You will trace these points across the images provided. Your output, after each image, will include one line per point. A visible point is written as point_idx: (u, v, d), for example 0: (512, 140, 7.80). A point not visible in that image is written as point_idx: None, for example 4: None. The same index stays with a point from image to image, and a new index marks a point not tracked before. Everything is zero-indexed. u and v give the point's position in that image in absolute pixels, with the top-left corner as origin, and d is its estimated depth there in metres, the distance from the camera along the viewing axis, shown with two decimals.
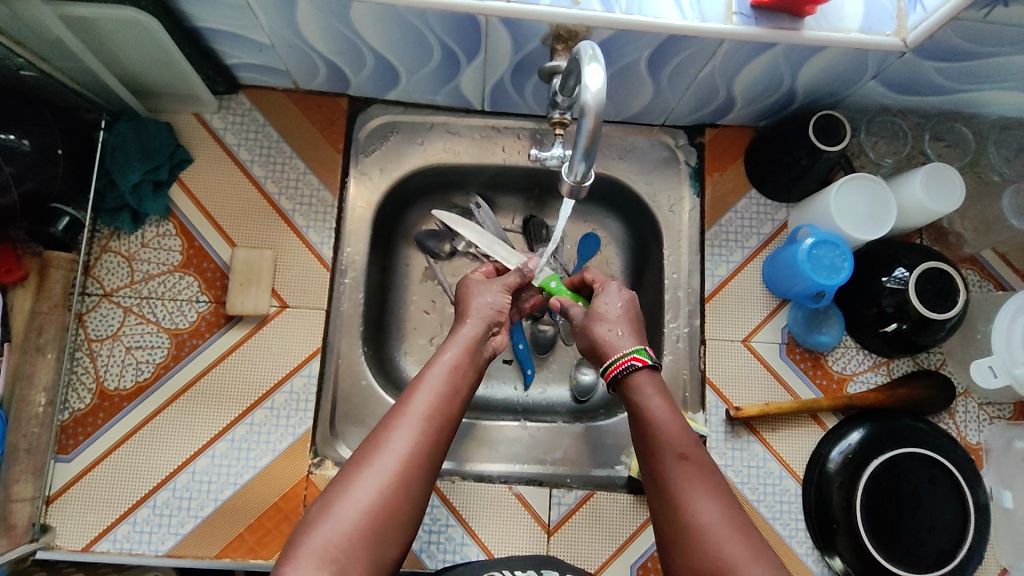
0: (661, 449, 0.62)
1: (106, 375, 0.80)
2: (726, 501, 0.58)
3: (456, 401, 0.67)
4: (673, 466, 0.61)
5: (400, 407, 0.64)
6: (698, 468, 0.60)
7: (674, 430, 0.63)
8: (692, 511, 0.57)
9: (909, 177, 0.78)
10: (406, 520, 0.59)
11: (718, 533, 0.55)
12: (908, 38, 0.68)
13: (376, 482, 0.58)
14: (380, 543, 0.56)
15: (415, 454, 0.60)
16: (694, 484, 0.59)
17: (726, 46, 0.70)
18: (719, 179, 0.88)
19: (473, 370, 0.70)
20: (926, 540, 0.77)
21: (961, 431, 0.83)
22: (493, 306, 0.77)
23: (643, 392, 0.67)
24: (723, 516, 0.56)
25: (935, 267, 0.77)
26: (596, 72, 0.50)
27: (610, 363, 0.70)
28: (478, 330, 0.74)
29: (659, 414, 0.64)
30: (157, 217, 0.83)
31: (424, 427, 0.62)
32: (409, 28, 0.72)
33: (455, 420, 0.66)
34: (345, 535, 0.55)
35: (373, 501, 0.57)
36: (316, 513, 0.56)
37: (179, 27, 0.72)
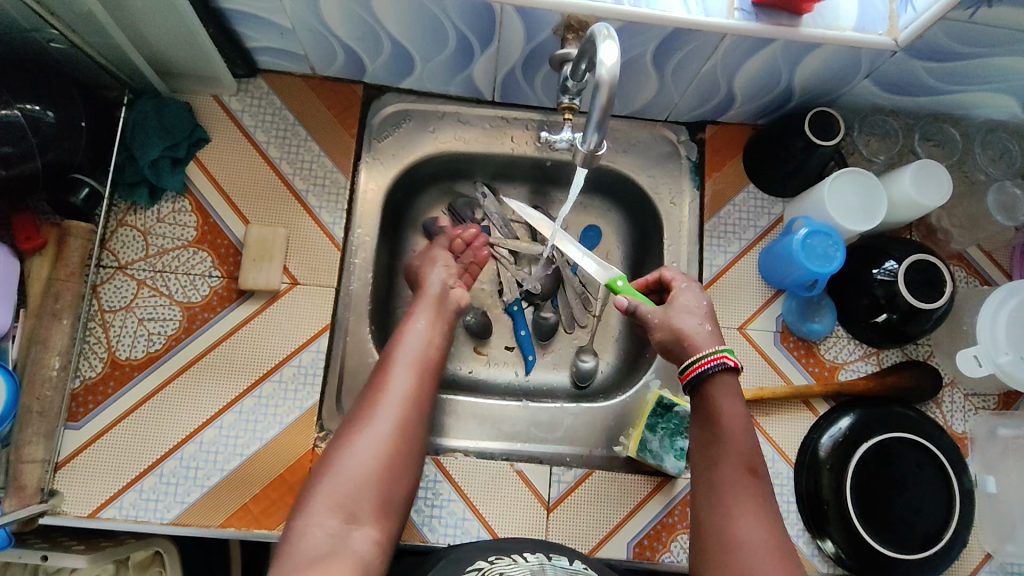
0: (731, 455, 0.67)
1: (117, 345, 0.82)
2: (773, 518, 0.63)
3: (433, 355, 0.73)
4: (734, 476, 0.65)
5: (386, 363, 0.71)
6: (754, 486, 0.65)
7: (741, 443, 0.67)
8: (740, 526, 0.62)
9: (899, 172, 0.82)
10: (409, 463, 0.66)
11: (760, 554, 0.60)
12: (899, 37, 0.72)
13: (373, 431, 0.64)
14: (389, 484, 0.63)
15: (404, 401, 0.68)
16: (746, 502, 0.63)
17: (727, 42, 0.74)
18: (719, 173, 0.92)
19: (442, 321, 0.76)
20: (913, 523, 0.79)
21: (947, 420, 0.86)
22: (444, 269, 0.82)
23: (722, 394, 0.70)
24: (768, 537, 0.61)
25: (923, 259, 0.81)
26: (610, 48, 0.54)
27: (694, 361, 0.70)
28: (439, 287, 0.80)
29: (732, 419, 0.68)
30: (174, 194, 0.85)
31: (409, 378, 0.69)
32: (427, 14, 0.75)
33: (436, 369, 0.73)
34: (351, 485, 0.61)
35: (375, 450, 0.63)
36: (321, 467, 0.63)
37: (206, 8, 0.75)
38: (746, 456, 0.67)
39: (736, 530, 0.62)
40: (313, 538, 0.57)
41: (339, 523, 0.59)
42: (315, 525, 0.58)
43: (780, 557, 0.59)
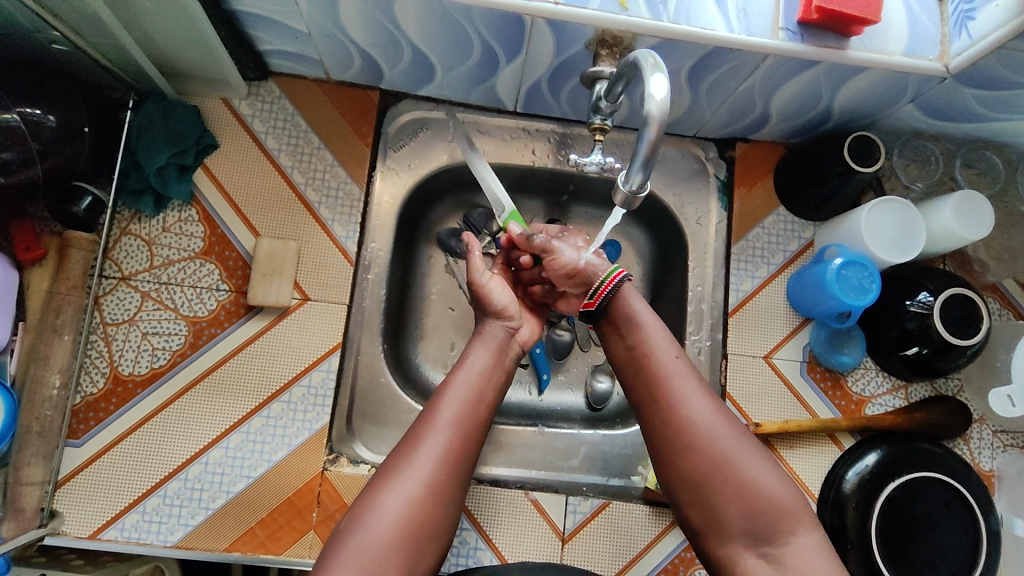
0: (654, 351, 0.68)
1: (120, 360, 0.79)
2: (712, 393, 0.65)
3: (484, 403, 0.66)
4: (667, 362, 0.67)
5: (428, 410, 0.64)
6: (683, 369, 0.67)
7: (663, 337, 0.69)
8: (688, 408, 0.63)
9: (939, 202, 0.79)
10: (441, 523, 0.60)
11: (714, 427, 0.62)
12: (951, 64, 0.68)
13: (406, 489, 0.58)
14: (417, 545, 0.57)
15: (447, 458, 0.61)
16: (684, 382, 0.65)
17: (769, 62, 0.70)
18: (747, 193, 0.88)
19: (499, 373, 0.70)
20: (938, 564, 0.77)
21: (975, 457, 0.84)
22: (501, 305, 0.76)
23: (629, 299, 0.73)
24: (717, 411, 0.64)
25: (961, 293, 0.77)
26: (661, 81, 0.50)
27: (602, 281, 0.73)
28: (502, 332, 0.74)
29: (646, 319, 0.70)
30: (180, 202, 0.82)
31: (454, 432, 0.62)
32: (452, 24, 0.71)
33: (484, 421, 0.66)
34: (379, 546, 0.55)
35: (406, 508, 0.57)
36: (348, 522, 0.57)
37: (218, 10, 0.71)
38: (668, 346, 0.68)
39: (680, 408, 0.64)
40: None
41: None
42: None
43: (736, 427, 0.63)
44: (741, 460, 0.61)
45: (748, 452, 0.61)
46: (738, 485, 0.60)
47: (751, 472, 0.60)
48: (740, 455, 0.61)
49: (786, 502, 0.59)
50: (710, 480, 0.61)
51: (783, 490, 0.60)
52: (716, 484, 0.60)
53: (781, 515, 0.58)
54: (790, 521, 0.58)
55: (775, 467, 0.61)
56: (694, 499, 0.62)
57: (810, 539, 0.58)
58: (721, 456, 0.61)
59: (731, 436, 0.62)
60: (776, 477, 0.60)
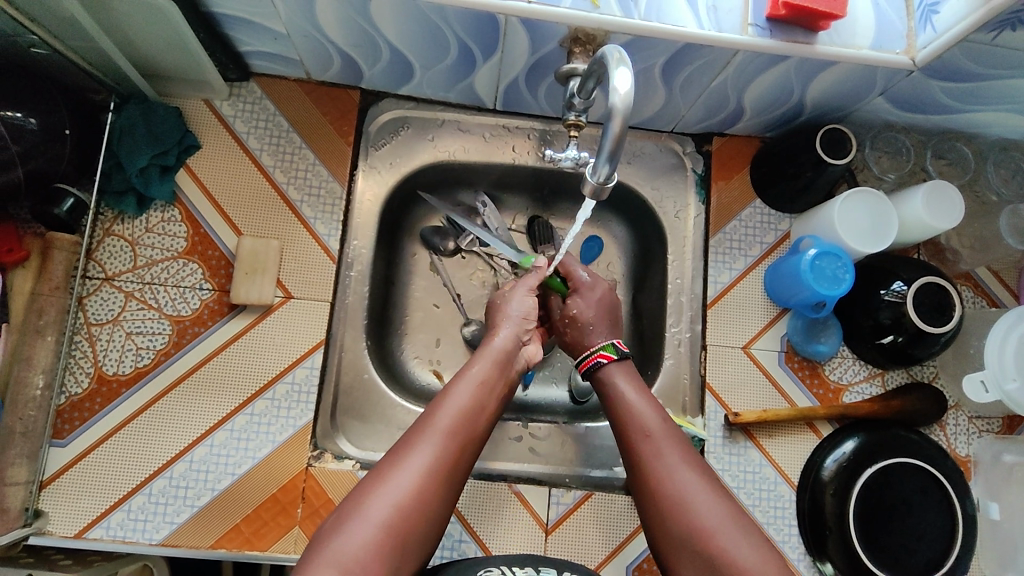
0: (632, 428, 0.67)
1: (104, 360, 0.79)
2: (697, 462, 0.63)
3: (482, 415, 0.65)
4: (649, 434, 0.66)
5: (422, 419, 0.63)
6: (666, 441, 0.65)
7: (648, 413, 0.67)
8: (668, 478, 0.62)
9: (911, 193, 0.80)
10: (424, 536, 0.57)
11: (692, 499, 0.60)
12: (917, 57, 0.70)
13: (393, 498, 0.56)
14: (398, 555, 0.55)
15: (437, 467, 0.59)
16: (664, 456, 0.63)
17: (740, 57, 0.71)
18: (724, 187, 0.90)
19: (500, 386, 0.69)
20: (915, 549, 0.78)
21: (951, 443, 0.85)
22: (521, 311, 0.77)
23: (612, 377, 0.73)
24: (700, 482, 0.61)
25: (933, 281, 0.79)
26: (625, 75, 0.52)
27: (588, 353, 0.76)
28: (508, 341, 0.73)
29: (633, 400, 0.69)
30: (163, 203, 0.82)
31: (448, 443, 0.61)
32: (428, 24, 0.72)
33: (479, 435, 0.65)
34: (360, 551, 0.53)
35: (391, 514, 0.55)
36: (333, 524, 0.55)
37: (196, 12, 0.72)
38: (644, 423, 0.67)
39: (664, 482, 0.62)
40: None
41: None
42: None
43: (720, 498, 0.60)
44: (718, 526, 0.57)
45: (726, 520, 0.58)
46: (717, 557, 0.56)
47: (729, 544, 0.56)
48: (721, 525, 0.57)
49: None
50: (690, 551, 0.58)
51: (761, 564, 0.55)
52: (696, 555, 0.57)
53: None
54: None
55: (755, 544, 0.56)
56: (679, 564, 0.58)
57: None
58: (700, 529, 0.58)
59: (711, 506, 0.59)
60: (751, 548, 0.56)
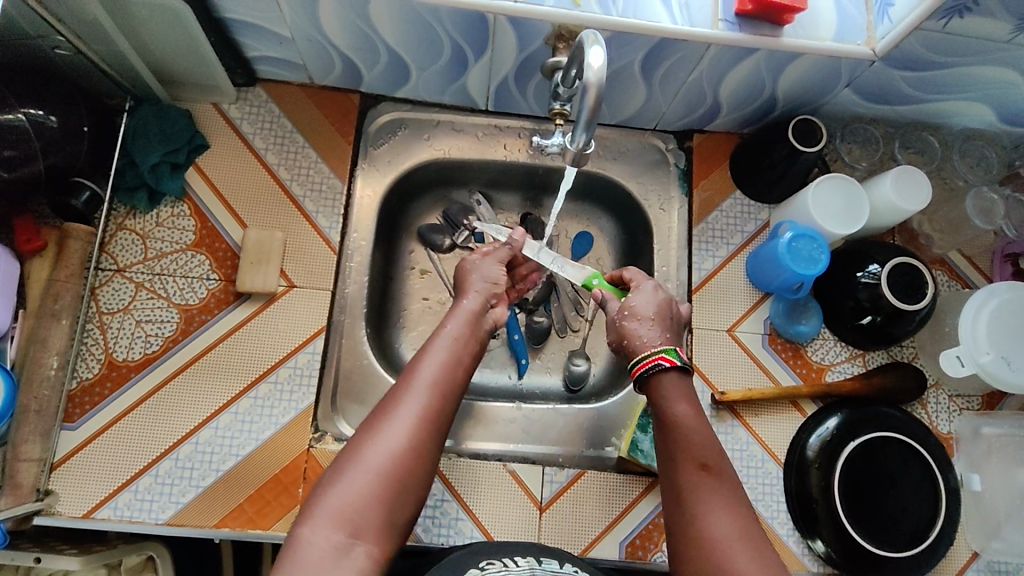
0: (682, 457, 0.66)
1: (115, 346, 0.83)
2: (742, 507, 0.62)
3: (462, 368, 0.69)
4: (698, 466, 0.65)
5: (410, 376, 0.66)
6: (713, 481, 0.64)
7: (703, 442, 0.66)
8: (705, 522, 0.60)
9: (880, 178, 0.84)
10: (420, 482, 0.60)
11: (727, 546, 0.58)
12: (877, 47, 0.76)
13: (387, 445, 0.59)
14: (396, 498, 0.58)
15: (425, 418, 0.62)
16: (709, 497, 0.62)
17: (712, 51, 0.77)
18: (706, 180, 0.95)
19: (474, 342, 0.73)
20: (901, 521, 0.80)
21: (933, 420, 0.87)
22: (487, 279, 0.80)
23: (666, 394, 0.71)
24: (738, 528, 0.60)
25: (906, 261, 0.82)
26: (599, 52, 0.57)
27: (642, 358, 0.73)
28: (477, 304, 0.76)
29: (689, 423, 0.68)
30: (173, 199, 0.87)
31: (431, 392, 0.64)
32: (423, 26, 0.78)
33: (460, 389, 0.68)
34: (360, 496, 0.56)
35: (387, 459, 0.59)
36: (333, 473, 0.58)
37: (208, 17, 0.78)
38: (695, 454, 0.66)
39: (703, 524, 0.61)
40: (315, 552, 0.53)
41: (341, 539, 0.54)
42: (314, 540, 0.54)
43: (754, 546, 0.58)
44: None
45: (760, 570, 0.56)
46: None
47: None
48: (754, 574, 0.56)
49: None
50: None
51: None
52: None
53: None
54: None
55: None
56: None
57: None
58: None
59: (745, 556, 0.57)
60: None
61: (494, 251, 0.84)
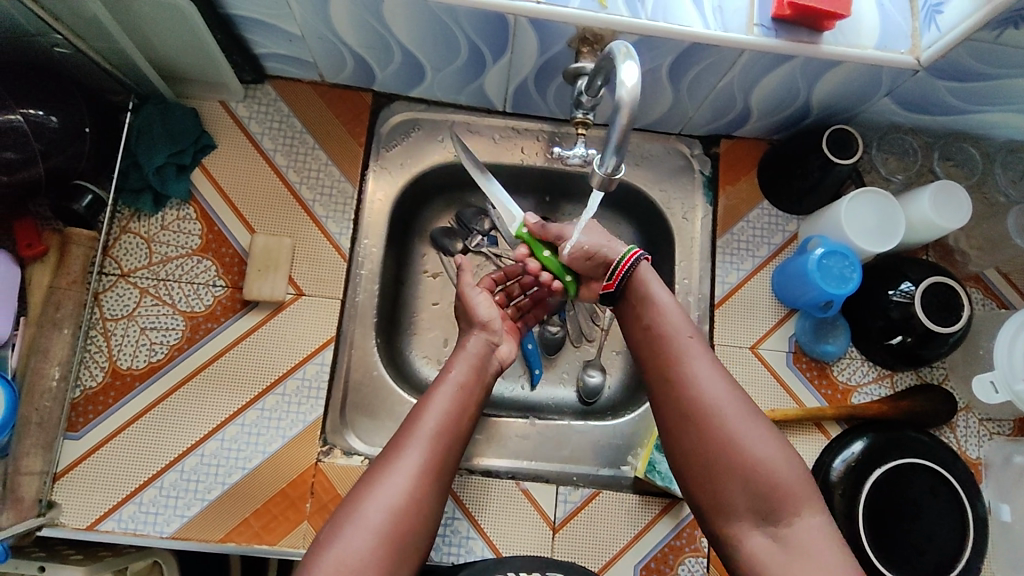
0: (665, 335, 0.68)
1: (119, 354, 0.80)
2: (727, 375, 0.66)
3: (464, 416, 0.67)
4: (682, 344, 0.67)
5: (410, 424, 0.64)
6: (697, 354, 0.67)
7: (682, 315, 0.69)
8: (698, 394, 0.64)
9: (918, 193, 0.80)
10: (418, 539, 0.59)
11: (726, 416, 0.63)
12: (922, 56, 0.71)
13: (387, 504, 0.58)
14: (395, 558, 0.57)
15: (427, 472, 0.61)
16: (699, 363, 0.66)
17: (746, 57, 0.72)
18: (732, 189, 0.90)
19: (480, 387, 0.70)
20: (925, 550, 0.77)
21: (961, 445, 0.84)
22: (489, 317, 0.76)
23: (647, 280, 0.73)
24: (730, 396, 0.65)
25: (942, 281, 0.79)
26: (632, 68, 0.53)
27: (618, 263, 0.73)
28: (482, 346, 0.74)
29: (668, 303, 0.70)
30: (179, 201, 0.84)
31: (433, 445, 0.63)
32: (440, 27, 0.74)
33: (462, 438, 0.66)
34: (358, 557, 0.55)
35: (385, 520, 0.57)
36: (329, 533, 0.57)
37: (214, 13, 0.74)
38: (675, 329, 0.68)
39: (701, 394, 0.64)
40: None
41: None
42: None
43: (750, 410, 0.64)
44: (749, 441, 0.62)
45: (757, 432, 0.63)
46: (751, 466, 0.61)
47: (762, 453, 0.62)
48: (754, 436, 0.63)
49: (793, 482, 0.61)
50: (718, 456, 0.62)
51: (786, 468, 0.62)
52: (724, 467, 0.62)
53: (787, 498, 0.60)
54: (794, 503, 0.60)
55: (781, 446, 0.63)
56: (700, 480, 0.64)
57: (812, 518, 0.60)
58: (732, 440, 0.62)
59: (743, 419, 0.63)
60: (780, 453, 0.62)
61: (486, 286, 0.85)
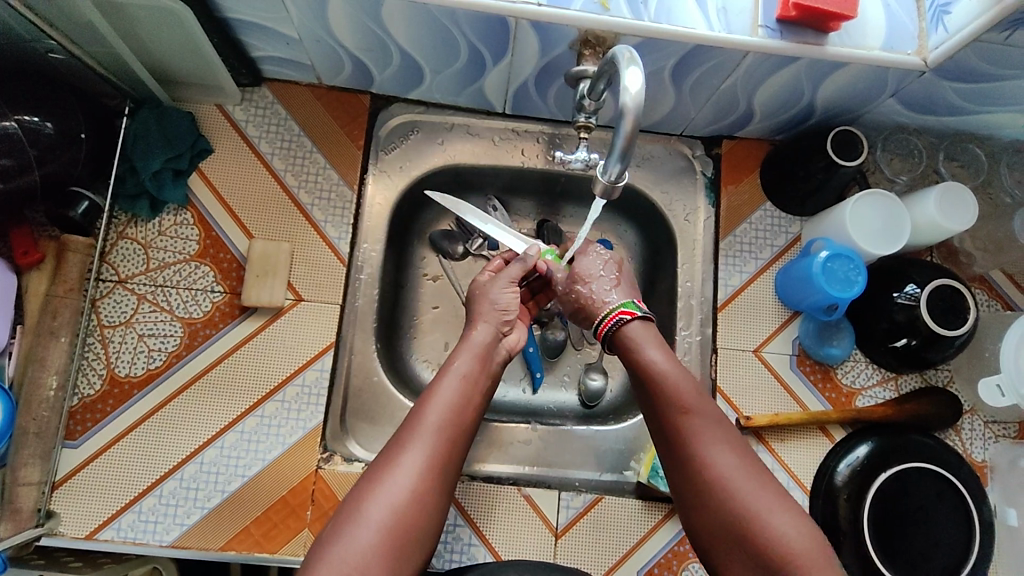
0: (665, 406, 0.65)
1: (117, 361, 0.80)
2: (736, 445, 0.62)
3: (469, 407, 0.64)
4: (685, 411, 0.64)
5: (413, 418, 0.61)
6: (704, 423, 0.63)
7: (682, 380, 0.65)
8: (710, 466, 0.61)
9: (923, 194, 0.79)
10: (425, 536, 0.57)
11: (737, 486, 0.59)
12: (929, 57, 0.70)
13: (390, 501, 0.55)
14: (401, 557, 0.54)
15: (433, 466, 0.58)
16: (702, 436, 0.62)
17: (749, 59, 0.72)
18: (734, 190, 0.90)
19: (485, 377, 0.68)
20: (931, 555, 0.77)
21: (967, 448, 0.84)
22: (500, 304, 0.75)
23: (641, 341, 0.71)
24: (739, 466, 0.61)
25: (947, 284, 0.78)
26: (636, 74, 0.52)
27: (604, 316, 0.74)
28: (488, 336, 0.72)
29: (664, 366, 0.67)
30: (176, 206, 0.83)
31: (437, 439, 0.60)
32: (439, 29, 0.73)
33: (469, 429, 0.64)
34: (360, 556, 0.52)
35: (389, 518, 0.55)
36: (331, 533, 0.54)
37: (211, 17, 0.73)
38: (676, 399, 0.65)
39: (707, 469, 0.61)
40: None
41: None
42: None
43: (759, 479, 0.60)
44: (762, 514, 0.58)
45: (772, 503, 0.59)
46: (764, 541, 0.57)
47: (777, 526, 0.57)
48: (766, 506, 0.58)
49: (808, 551, 0.56)
50: (733, 532, 0.58)
51: (804, 540, 0.57)
52: (736, 543, 0.58)
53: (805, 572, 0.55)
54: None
55: (800, 518, 0.58)
56: (719, 557, 0.60)
57: None
58: (740, 515, 0.58)
59: (753, 491, 0.59)
60: (797, 525, 0.57)
61: (508, 269, 0.79)
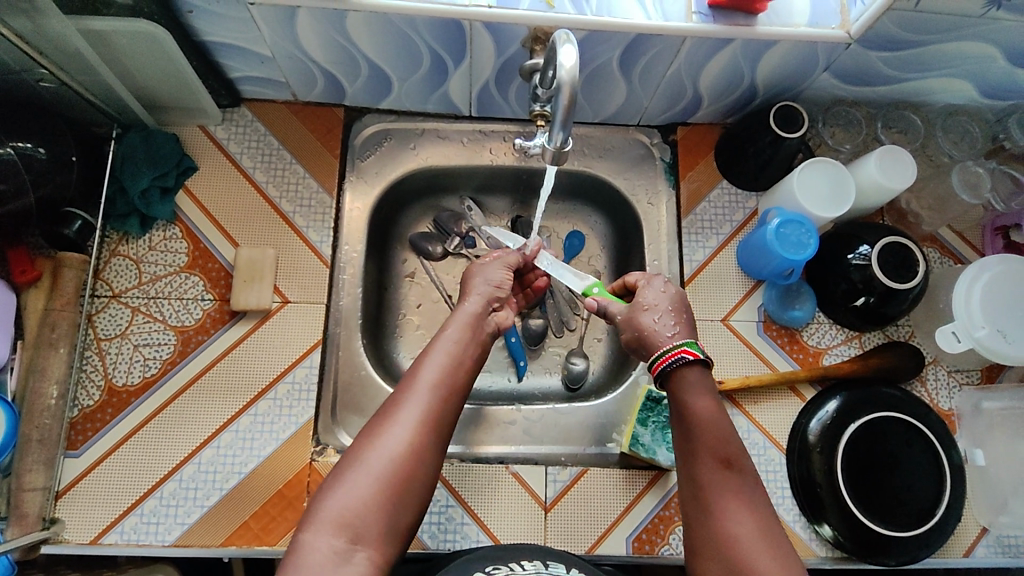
0: (703, 451, 0.65)
1: (114, 372, 0.83)
2: (758, 506, 0.61)
3: (462, 369, 0.68)
4: (721, 465, 0.64)
5: (410, 379, 0.66)
6: (736, 479, 0.63)
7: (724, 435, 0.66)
8: (726, 523, 0.60)
9: (865, 159, 0.85)
10: (422, 487, 0.61)
11: (747, 548, 0.58)
12: (852, 30, 0.76)
13: (389, 450, 0.60)
14: (398, 500, 0.59)
15: (427, 420, 0.62)
16: (729, 493, 0.62)
17: (688, 44, 0.77)
18: (692, 171, 0.95)
19: (477, 343, 0.72)
20: (905, 500, 0.80)
21: (933, 397, 0.87)
22: (490, 283, 0.80)
23: (689, 386, 0.70)
24: (755, 528, 0.60)
25: (896, 241, 0.82)
26: (570, 51, 0.58)
27: (661, 354, 0.72)
28: (478, 306, 0.76)
29: (709, 417, 0.67)
30: (165, 222, 0.88)
31: (432, 393, 0.64)
32: (401, 37, 0.78)
33: (465, 387, 0.68)
34: (360, 501, 0.57)
35: (388, 465, 0.59)
36: (333, 479, 0.59)
37: (188, 40, 0.78)
38: (718, 449, 0.65)
39: (725, 528, 0.60)
40: (315, 557, 0.54)
41: (341, 545, 0.55)
42: (315, 546, 0.54)
43: (770, 542, 0.59)
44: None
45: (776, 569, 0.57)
46: None
47: None
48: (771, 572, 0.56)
49: None
50: None
51: None
52: None
53: None
54: None
55: None
56: None
57: None
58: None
59: (764, 556, 0.57)
60: None
61: (505, 255, 0.86)
